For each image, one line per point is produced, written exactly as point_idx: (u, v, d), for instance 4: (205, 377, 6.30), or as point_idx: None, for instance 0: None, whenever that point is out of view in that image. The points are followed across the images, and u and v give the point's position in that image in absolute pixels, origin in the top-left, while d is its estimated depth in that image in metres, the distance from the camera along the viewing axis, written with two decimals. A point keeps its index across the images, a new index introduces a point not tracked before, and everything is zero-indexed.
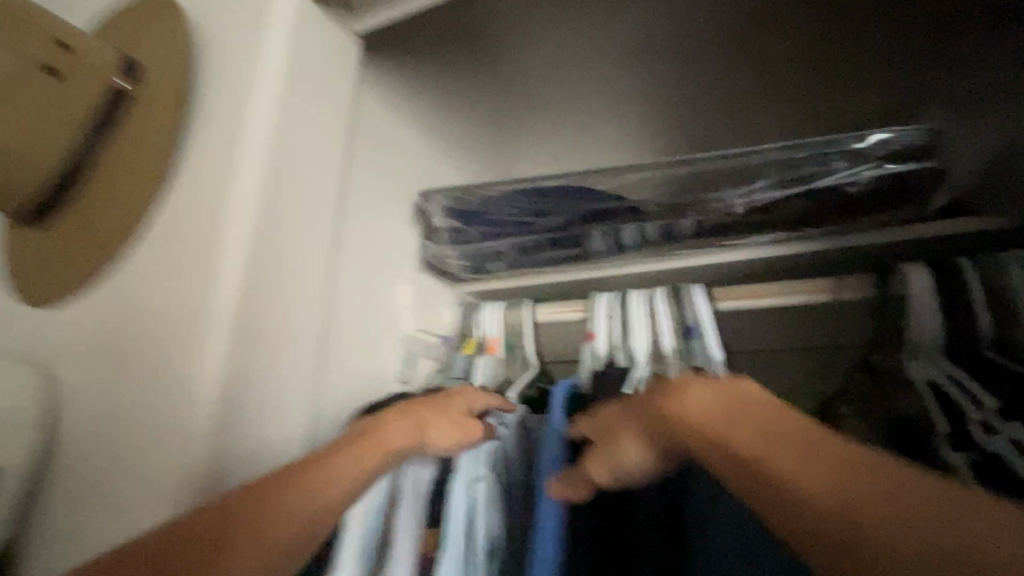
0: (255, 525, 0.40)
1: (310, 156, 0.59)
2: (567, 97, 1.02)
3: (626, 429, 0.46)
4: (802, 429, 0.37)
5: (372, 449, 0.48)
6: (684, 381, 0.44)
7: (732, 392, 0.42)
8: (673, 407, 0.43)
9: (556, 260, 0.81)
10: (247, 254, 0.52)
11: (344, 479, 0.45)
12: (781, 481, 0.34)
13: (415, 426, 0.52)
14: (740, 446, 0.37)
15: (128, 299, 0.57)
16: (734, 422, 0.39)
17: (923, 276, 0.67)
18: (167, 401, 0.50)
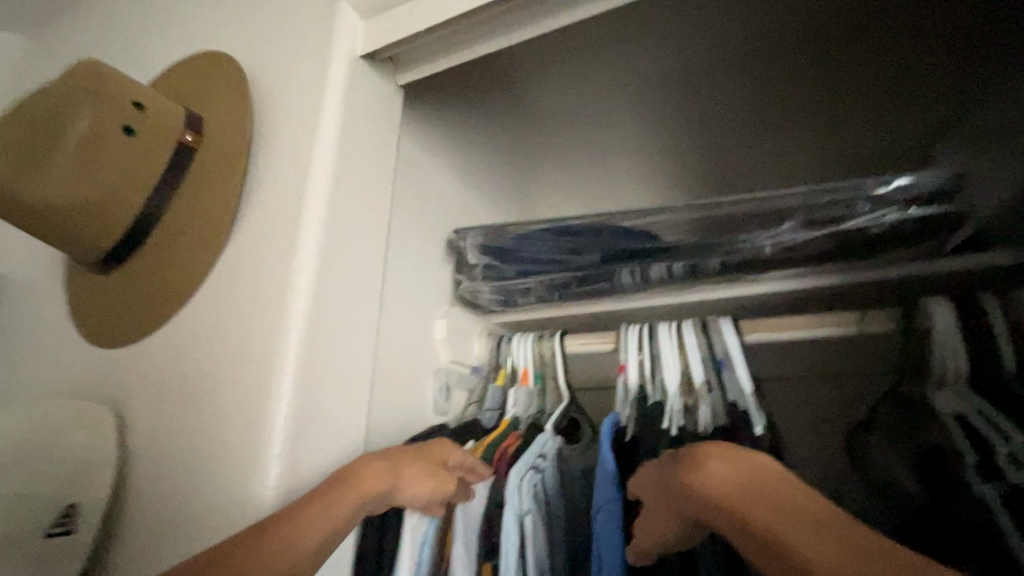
0: (286, 546, 0.43)
1: (361, 204, 0.63)
2: (588, 118, 1.15)
3: (659, 494, 0.49)
4: (812, 509, 0.38)
5: (355, 495, 0.48)
6: (705, 454, 0.45)
7: (752, 463, 0.43)
8: (696, 475, 0.44)
9: (585, 294, 0.85)
10: (294, 295, 0.54)
11: (334, 513, 0.46)
12: (783, 553, 0.37)
13: (392, 472, 0.51)
14: (750, 515, 0.40)
15: (193, 339, 0.59)
16: (753, 499, 0.40)
17: (947, 312, 0.68)
18: (236, 441, 0.51)
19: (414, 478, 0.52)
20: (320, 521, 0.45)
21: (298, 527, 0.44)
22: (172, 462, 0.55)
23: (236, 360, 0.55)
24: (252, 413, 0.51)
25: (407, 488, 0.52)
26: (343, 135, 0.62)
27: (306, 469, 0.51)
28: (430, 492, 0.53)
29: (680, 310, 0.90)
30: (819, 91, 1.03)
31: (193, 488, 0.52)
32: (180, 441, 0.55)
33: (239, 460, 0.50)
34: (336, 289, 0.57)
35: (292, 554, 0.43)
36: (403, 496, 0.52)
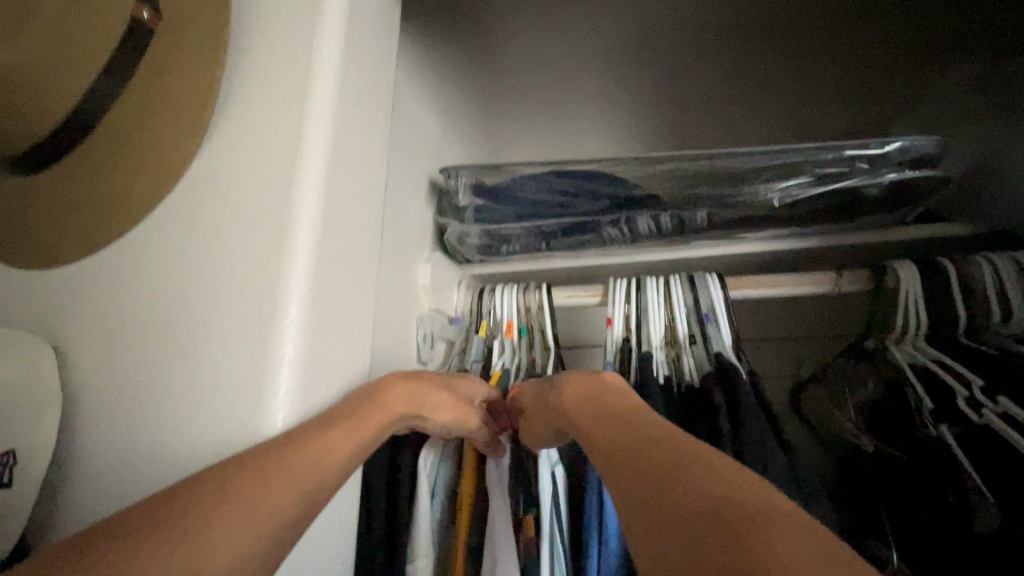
0: (317, 462, 0.40)
1: (364, 112, 0.54)
2: (557, 78, 1.07)
3: (529, 406, 0.54)
4: (648, 424, 0.41)
5: (377, 414, 0.47)
6: (569, 376, 0.51)
7: (598, 385, 0.49)
8: (556, 387, 0.51)
9: (573, 244, 0.82)
10: (280, 206, 0.46)
11: (357, 433, 0.44)
12: (603, 454, 0.40)
13: (419, 398, 0.52)
14: (588, 424, 0.44)
15: (157, 262, 0.48)
16: (594, 411, 0.45)
17: (913, 272, 0.72)
18: (231, 378, 0.43)
19: (436, 407, 0.53)
20: (338, 441, 0.42)
21: (326, 445, 0.41)
22: (138, 412, 0.45)
23: (203, 281, 0.46)
24: (253, 346, 0.43)
25: (430, 413, 0.53)
26: (350, 30, 0.52)
27: (313, 408, 0.44)
28: (452, 420, 0.54)
29: (663, 267, 0.88)
30: (789, 67, 1.03)
31: (168, 442, 0.43)
32: (148, 387, 0.45)
33: (235, 403, 0.42)
34: (342, 210, 0.49)
35: (338, 460, 0.41)
36: (425, 422, 0.53)
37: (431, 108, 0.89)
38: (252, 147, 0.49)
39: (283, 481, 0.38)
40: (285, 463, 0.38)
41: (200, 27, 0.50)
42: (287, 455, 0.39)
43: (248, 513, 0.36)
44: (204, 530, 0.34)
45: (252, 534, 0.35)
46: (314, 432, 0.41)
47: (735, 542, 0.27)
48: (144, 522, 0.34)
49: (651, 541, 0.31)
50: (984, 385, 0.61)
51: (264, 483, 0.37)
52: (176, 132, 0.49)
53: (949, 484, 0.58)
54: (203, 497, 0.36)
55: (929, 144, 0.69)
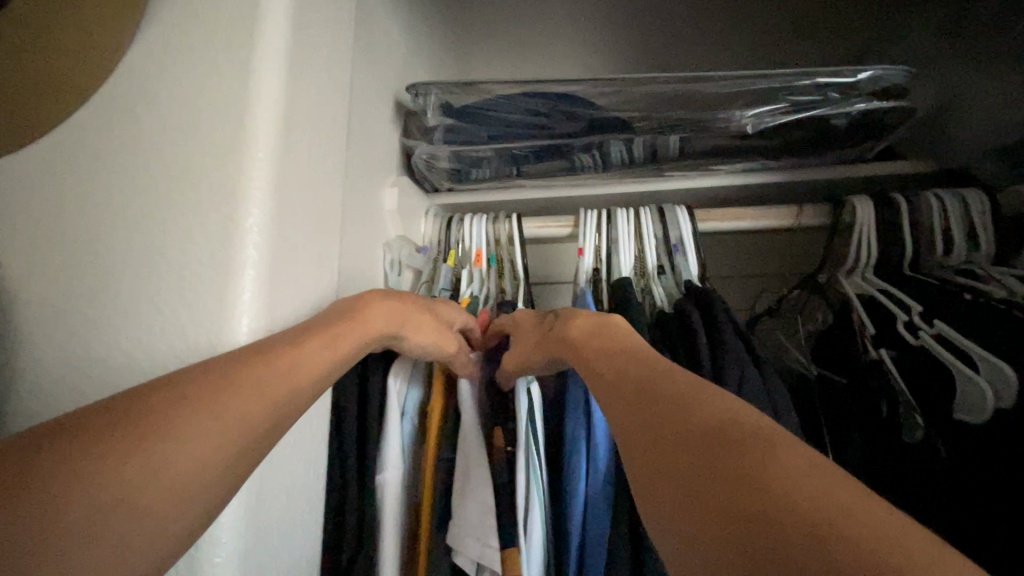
0: (287, 373, 0.38)
1: (326, 8, 0.49)
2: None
3: (528, 334, 0.55)
4: (656, 364, 0.41)
5: (356, 329, 0.46)
6: (574, 313, 0.52)
7: (606, 324, 0.49)
8: (561, 321, 0.52)
9: (547, 170, 0.81)
10: (236, 103, 0.42)
11: (333, 348, 0.43)
12: (609, 386, 0.41)
13: (399, 319, 0.51)
14: (595, 356, 0.46)
15: (95, 165, 0.43)
16: (600, 346, 0.46)
17: (869, 208, 0.74)
18: (192, 283, 0.40)
19: (417, 328, 0.53)
20: (309, 353, 0.41)
21: (300, 357, 0.40)
22: (91, 320, 0.42)
23: (150, 186, 0.42)
24: (215, 250, 0.40)
25: (409, 333, 0.52)
26: None
27: (282, 316, 0.43)
28: (432, 343, 0.53)
29: (634, 199, 0.88)
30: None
31: (126, 356, 0.41)
32: (99, 299, 0.42)
33: (198, 307, 0.40)
34: (305, 109, 0.46)
35: (311, 373, 0.40)
36: (404, 343, 0.52)
37: (396, 17, 0.82)
38: (197, 35, 0.43)
39: (253, 390, 0.36)
40: (249, 371, 0.37)
41: None
42: (256, 365, 0.37)
43: (215, 418, 0.34)
44: (167, 431, 0.32)
45: (217, 441, 0.34)
46: (285, 344, 0.40)
47: (747, 490, 0.27)
48: (101, 415, 0.32)
49: (663, 485, 0.31)
50: (922, 311, 0.66)
51: (230, 390, 0.35)
52: (105, 17, 0.43)
53: (883, 395, 0.63)
54: (161, 398, 0.33)
55: (900, 74, 0.69)
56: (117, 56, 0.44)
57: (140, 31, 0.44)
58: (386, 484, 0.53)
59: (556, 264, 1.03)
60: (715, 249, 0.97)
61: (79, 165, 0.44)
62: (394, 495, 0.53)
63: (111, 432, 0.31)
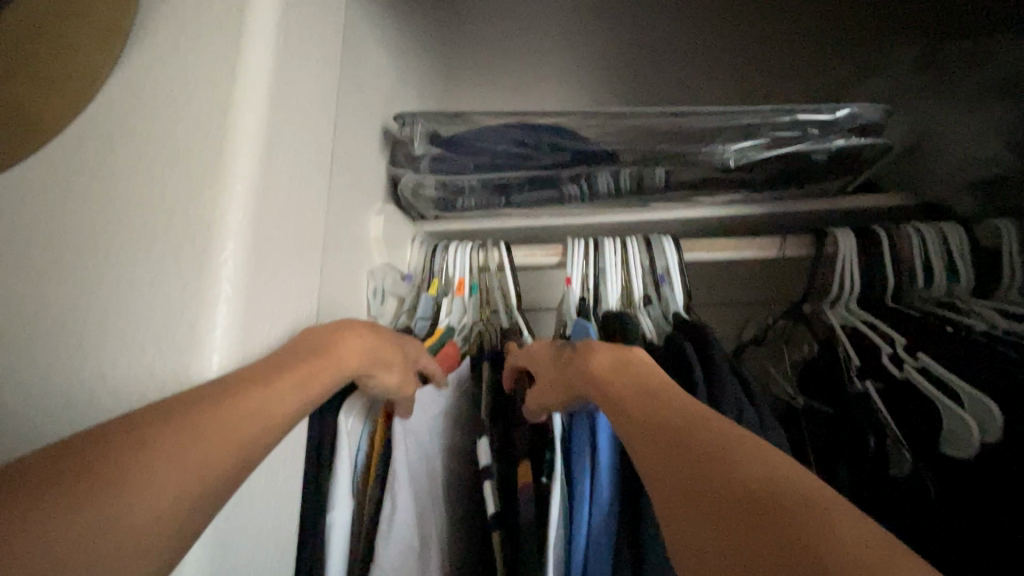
0: (256, 415, 0.36)
1: (311, 42, 0.49)
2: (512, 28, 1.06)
3: (546, 373, 0.51)
4: (684, 401, 0.39)
5: (327, 366, 0.44)
6: (595, 348, 0.48)
7: (629, 362, 0.45)
8: (583, 356, 0.48)
9: (534, 201, 0.81)
10: (212, 135, 0.41)
11: (302, 390, 0.41)
12: (640, 430, 0.38)
13: (374, 355, 0.49)
14: (626, 398, 0.41)
15: (67, 197, 0.42)
16: (624, 380, 0.43)
17: (850, 240, 0.74)
18: (162, 319, 0.39)
19: (386, 365, 0.50)
20: (275, 394, 0.38)
21: (270, 398, 0.38)
22: (55, 354, 0.40)
23: (121, 219, 0.41)
24: (187, 285, 0.39)
25: (377, 371, 0.49)
26: None
27: (256, 353, 0.42)
28: (397, 384, 0.50)
29: (621, 229, 0.88)
30: (747, 36, 1.05)
31: (88, 395, 0.39)
32: (65, 335, 0.40)
33: (167, 343, 0.39)
34: (285, 141, 0.45)
35: (282, 413, 0.38)
36: (370, 381, 0.49)
37: (385, 50, 0.83)
38: (177, 69, 0.43)
39: (220, 433, 0.34)
40: (212, 414, 0.35)
41: None
42: (223, 408, 0.35)
43: (183, 462, 0.32)
44: (131, 476, 0.30)
45: (184, 487, 0.32)
46: (255, 383, 0.38)
47: (802, 550, 0.25)
48: (58, 462, 0.30)
49: (698, 526, 0.30)
50: (907, 343, 0.65)
51: (198, 434, 0.33)
52: (84, 56, 0.43)
53: (872, 429, 0.61)
54: (122, 442, 0.32)
55: (876, 112, 0.71)
56: (95, 93, 0.43)
57: (120, 67, 0.44)
58: (333, 523, 0.50)
59: (543, 291, 1.02)
60: (701, 279, 0.97)
61: (52, 198, 0.43)
62: (342, 539, 0.50)
63: (73, 474, 0.29)
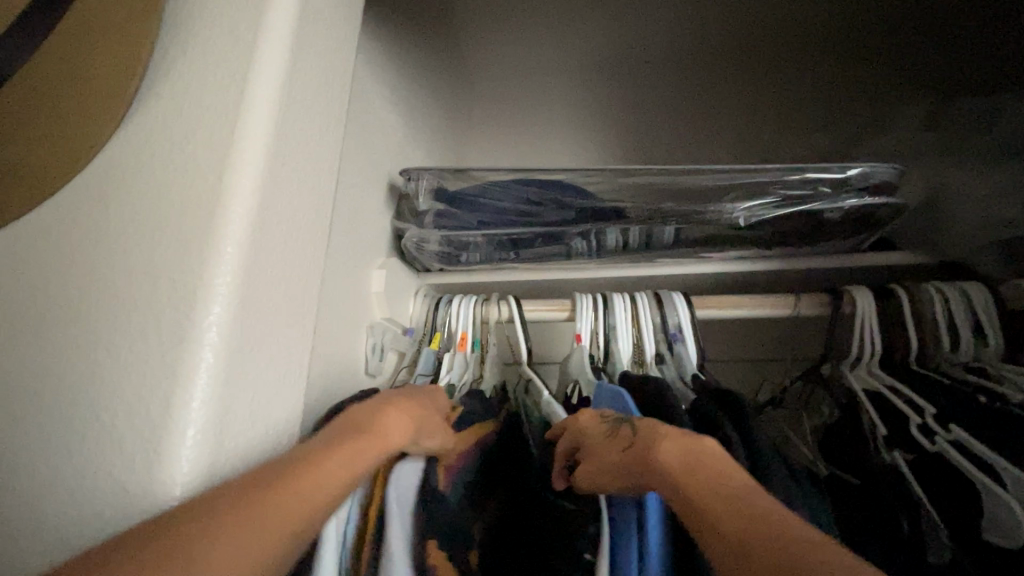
0: (309, 494, 0.35)
1: (314, 106, 0.50)
2: (519, 91, 1.09)
3: (597, 450, 0.45)
4: (774, 514, 0.33)
5: (380, 438, 0.43)
6: (659, 429, 0.42)
7: (703, 453, 0.39)
8: (647, 437, 0.42)
9: (540, 255, 0.79)
10: (206, 200, 0.40)
11: (358, 465, 0.39)
12: (727, 545, 0.32)
13: (415, 426, 0.47)
14: (700, 497, 0.36)
15: (56, 261, 0.42)
16: (699, 475, 0.37)
17: (869, 300, 0.71)
18: (138, 388, 0.37)
19: (429, 433, 0.48)
20: (329, 478, 0.37)
21: (321, 475, 0.36)
22: (29, 425, 0.38)
23: (106, 285, 0.40)
24: (167, 352, 0.37)
25: (422, 438, 0.47)
26: (304, 5, 0.47)
27: (240, 428, 0.39)
28: (444, 444, 0.48)
29: (630, 284, 0.86)
30: (749, 97, 1.06)
31: (55, 474, 0.37)
32: (36, 408, 0.38)
33: (142, 415, 0.36)
34: (282, 201, 0.44)
35: (331, 490, 0.36)
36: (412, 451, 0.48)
37: (394, 110, 0.85)
38: (175, 136, 0.43)
39: (278, 514, 0.33)
40: (272, 497, 0.33)
41: (120, 6, 0.44)
42: (277, 490, 0.34)
43: (246, 542, 0.31)
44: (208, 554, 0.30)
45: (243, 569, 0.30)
46: (309, 463, 0.37)
47: None
48: (113, 548, 0.29)
49: None
50: (936, 414, 0.60)
51: (259, 522, 0.32)
52: (82, 122, 0.42)
53: (903, 510, 0.56)
54: (184, 522, 0.30)
55: (888, 171, 0.69)
56: (91, 160, 0.43)
57: (118, 136, 0.44)
58: None
59: (550, 344, 1.00)
60: (713, 334, 0.94)
61: (40, 262, 0.42)
62: None
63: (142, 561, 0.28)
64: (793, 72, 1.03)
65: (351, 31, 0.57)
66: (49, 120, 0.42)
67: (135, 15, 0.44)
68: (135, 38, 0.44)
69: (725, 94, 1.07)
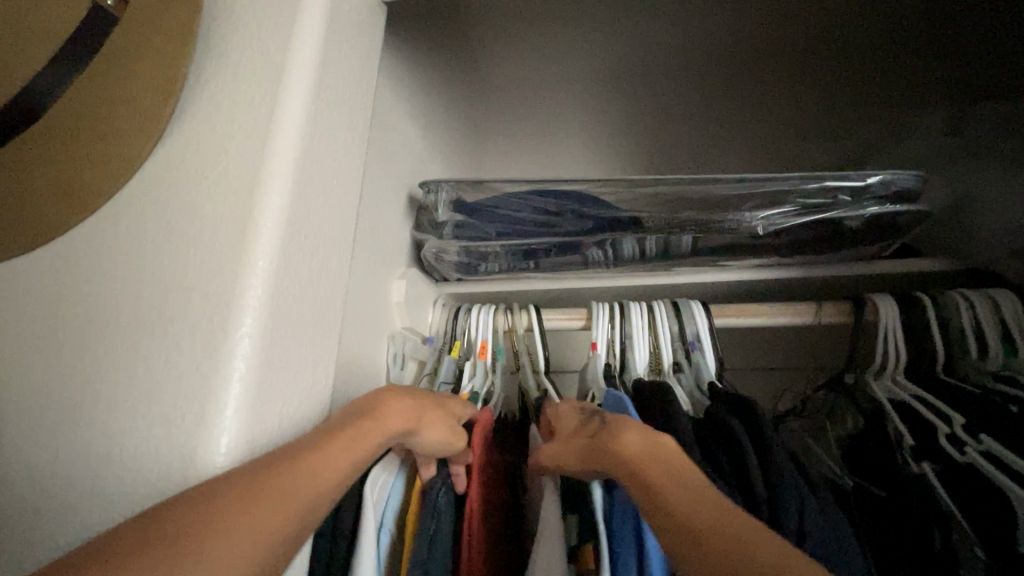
0: (309, 480, 0.36)
1: (340, 120, 0.52)
2: (534, 107, 1.11)
3: (565, 436, 0.48)
4: (723, 504, 0.34)
5: (368, 429, 0.43)
6: (623, 421, 0.44)
7: (662, 446, 0.40)
8: (614, 425, 0.44)
9: (557, 264, 0.79)
10: (238, 211, 0.42)
11: (353, 453, 0.40)
12: (679, 522, 0.33)
13: (415, 416, 0.47)
14: (656, 484, 0.37)
15: (97, 271, 0.44)
16: (653, 466, 0.38)
17: (892, 307, 0.70)
18: (174, 398, 0.38)
19: (428, 424, 0.48)
20: (330, 459, 0.38)
21: (321, 461, 0.38)
22: (69, 433, 0.40)
23: (145, 293, 0.42)
24: (200, 361, 0.39)
25: (421, 430, 0.47)
26: (330, 29, 0.49)
27: (269, 432, 0.40)
28: (441, 440, 0.48)
29: (647, 292, 0.86)
30: (766, 108, 1.07)
31: (95, 475, 0.38)
32: (75, 415, 0.40)
33: (177, 422, 0.38)
34: (309, 210, 0.46)
35: (332, 478, 0.38)
36: (413, 444, 0.48)
37: (412, 126, 0.87)
38: (212, 150, 0.45)
39: (282, 496, 0.34)
40: (277, 477, 0.35)
41: (160, 31, 0.46)
42: (285, 470, 0.35)
43: (257, 523, 0.32)
44: (212, 535, 0.31)
45: (255, 546, 0.32)
46: (311, 448, 0.38)
47: None
48: (146, 528, 0.30)
49: None
50: (964, 423, 0.58)
51: (270, 499, 0.33)
52: (120, 137, 0.44)
53: (935, 520, 0.53)
54: (208, 500, 0.32)
55: (909, 178, 0.69)
56: (130, 173, 0.45)
57: (153, 151, 0.46)
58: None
59: (567, 353, 1.00)
60: (733, 343, 0.93)
61: (83, 271, 0.44)
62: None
63: (173, 533, 0.30)
64: (810, 83, 1.03)
65: (374, 50, 0.59)
66: (88, 136, 0.44)
67: (174, 37, 0.47)
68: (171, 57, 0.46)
69: (740, 104, 1.07)
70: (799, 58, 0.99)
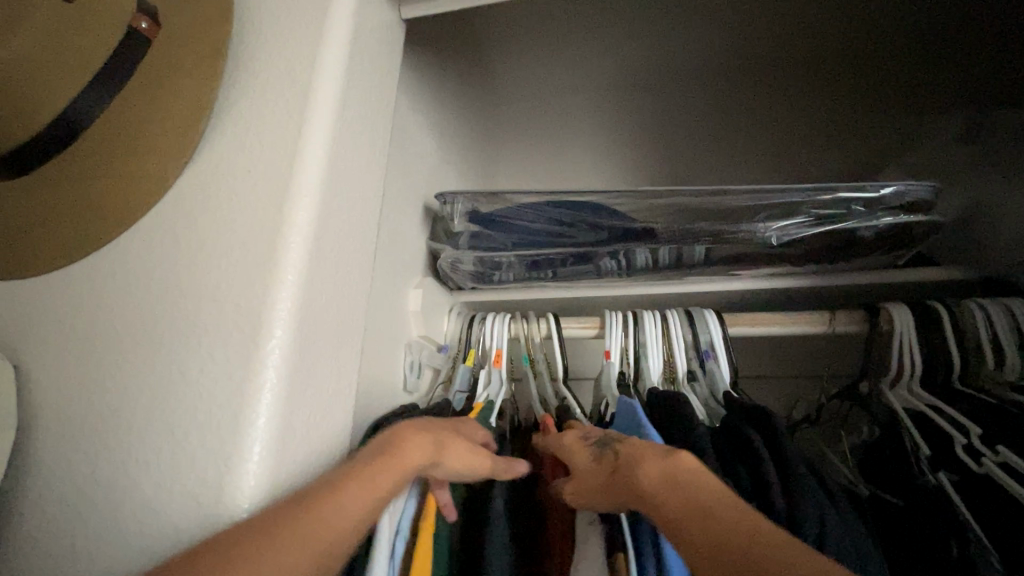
0: (323, 531, 0.36)
1: (363, 137, 0.53)
2: (547, 119, 1.12)
3: (585, 472, 0.46)
4: (737, 523, 0.34)
5: (397, 467, 0.42)
6: (641, 451, 0.43)
7: (678, 469, 0.40)
8: (628, 460, 0.43)
9: (570, 274, 0.81)
10: (268, 229, 0.44)
11: (374, 489, 0.40)
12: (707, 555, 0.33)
13: (442, 443, 0.46)
14: (677, 517, 0.36)
15: (132, 283, 0.45)
16: (675, 495, 0.38)
17: (907, 316, 0.70)
18: (206, 408, 0.40)
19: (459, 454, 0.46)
20: (359, 492, 0.39)
21: (341, 499, 0.38)
22: (108, 439, 0.41)
23: (176, 305, 0.43)
24: (233, 374, 0.40)
25: (448, 460, 0.45)
26: (353, 48, 0.51)
27: (296, 447, 0.41)
28: (475, 469, 0.46)
29: (661, 300, 0.86)
30: (777, 118, 1.08)
31: (132, 479, 0.40)
32: (114, 422, 0.42)
33: (210, 433, 0.39)
34: (334, 225, 0.47)
35: (349, 526, 0.37)
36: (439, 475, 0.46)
37: (428, 138, 0.89)
38: (238, 169, 0.47)
39: (313, 536, 0.35)
40: (304, 515, 0.36)
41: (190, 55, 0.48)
42: (309, 509, 0.36)
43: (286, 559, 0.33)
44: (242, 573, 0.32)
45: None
46: (332, 488, 0.38)
47: None
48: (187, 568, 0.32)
49: None
50: (982, 434, 0.58)
51: (296, 532, 0.35)
52: (150, 156, 0.46)
53: (952, 534, 0.53)
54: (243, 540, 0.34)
55: (923, 188, 0.69)
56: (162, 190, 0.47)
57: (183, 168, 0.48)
58: None
59: (584, 360, 1.01)
60: (747, 350, 0.94)
61: (118, 284, 0.46)
62: None
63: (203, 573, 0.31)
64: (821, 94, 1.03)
65: (393, 67, 0.60)
66: (121, 155, 0.46)
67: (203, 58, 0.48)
68: (197, 78, 0.48)
69: (750, 116, 1.08)
70: (807, 70, 1.00)
